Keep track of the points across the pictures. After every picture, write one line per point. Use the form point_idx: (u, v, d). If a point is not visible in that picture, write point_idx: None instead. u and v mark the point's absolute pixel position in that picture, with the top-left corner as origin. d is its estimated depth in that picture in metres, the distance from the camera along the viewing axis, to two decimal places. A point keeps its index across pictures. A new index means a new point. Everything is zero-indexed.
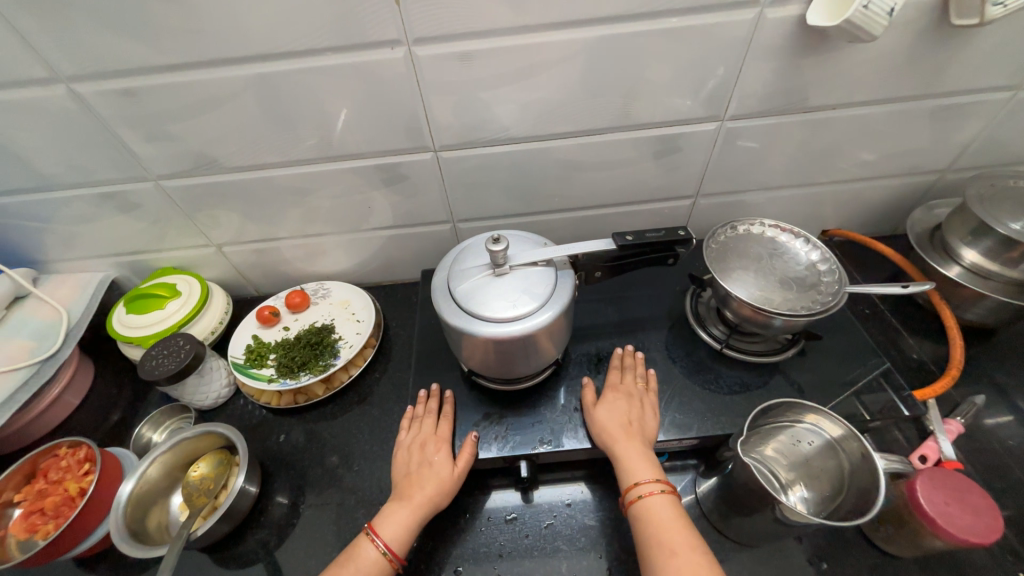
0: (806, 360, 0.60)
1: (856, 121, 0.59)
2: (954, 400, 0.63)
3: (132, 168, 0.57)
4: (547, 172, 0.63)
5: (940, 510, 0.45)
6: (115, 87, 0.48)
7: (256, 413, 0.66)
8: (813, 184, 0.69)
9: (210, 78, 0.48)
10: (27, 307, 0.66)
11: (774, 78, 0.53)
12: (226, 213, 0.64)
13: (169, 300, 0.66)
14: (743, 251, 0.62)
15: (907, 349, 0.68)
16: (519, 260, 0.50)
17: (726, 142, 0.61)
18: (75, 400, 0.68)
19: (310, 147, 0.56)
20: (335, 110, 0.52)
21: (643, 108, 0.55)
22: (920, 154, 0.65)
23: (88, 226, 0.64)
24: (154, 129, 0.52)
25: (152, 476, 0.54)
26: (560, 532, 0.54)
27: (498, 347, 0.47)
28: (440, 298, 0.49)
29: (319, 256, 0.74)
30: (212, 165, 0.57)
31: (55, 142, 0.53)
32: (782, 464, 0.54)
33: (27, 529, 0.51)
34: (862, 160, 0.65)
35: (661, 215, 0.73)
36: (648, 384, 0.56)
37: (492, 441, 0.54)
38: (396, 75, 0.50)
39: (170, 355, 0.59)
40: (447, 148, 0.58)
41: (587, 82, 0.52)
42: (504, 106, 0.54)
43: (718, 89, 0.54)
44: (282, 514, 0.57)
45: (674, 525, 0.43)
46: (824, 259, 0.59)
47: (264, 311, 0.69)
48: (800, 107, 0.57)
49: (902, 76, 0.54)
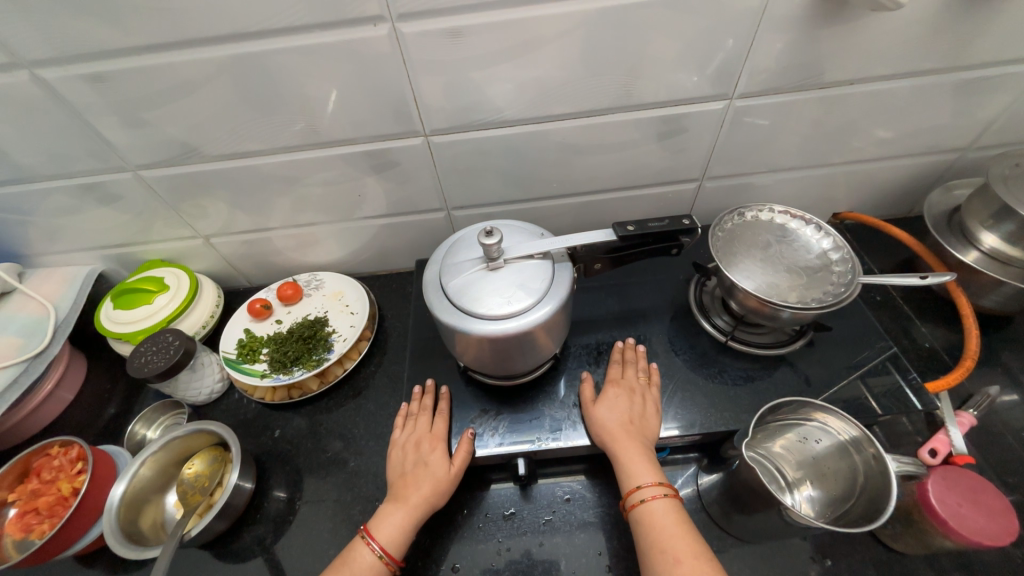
0: (814, 352, 0.58)
1: (875, 97, 0.55)
2: (966, 391, 0.61)
3: (110, 158, 0.54)
4: (545, 156, 0.60)
5: (954, 512, 0.46)
6: (83, 71, 0.45)
7: (250, 408, 0.65)
8: (825, 166, 0.65)
9: (183, 60, 0.45)
10: (13, 303, 0.65)
11: (789, 52, 0.49)
12: (212, 203, 0.62)
13: (157, 295, 0.65)
14: (751, 239, 0.59)
15: (919, 338, 0.66)
16: (514, 253, 0.47)
17: (736, 122, 0.57)
18: (69, 396, 0.67)
19: (295, 133, 0.53)
20: (320, 93, 0.49)
21: (646, 86, 0.52)
22: (942, 132, 0.61)
23: (69, 219, 0.62)
24: (128, 116, 0.50)
25: (145, 475, 0.54)
26: (559, 528, 0.53)
27: (493, 345, 0.45)
28: (432, 294, 0.47)
29: (311, 246, 0.72)
30: (192, 155, 0.55)
31: (25, 132, 0.50)
32: (790, 462, 0.53)
33: (22, 529, 0.52)
34: (879, 138, 0.61)
35: (665, 200, 0.70)
36: (650, 379, 0.55)
37: (490, 435, 0.53)
38: (381, 54, 0.46)
39: (160, 352, 0.57)
40: (439, 131, 0.55)
41: (587, 58, 0.48)
42: (498, 86, 0.50)
43: (728, 65, 0.50)
44: (279, 511, 0.56)
45: (676, 530, 0.42)
46: (837, 247, 0.56)
47: (256, 305, 0.68)
48: (816, 83, 0.53)
49: (928, 48, 0.50)
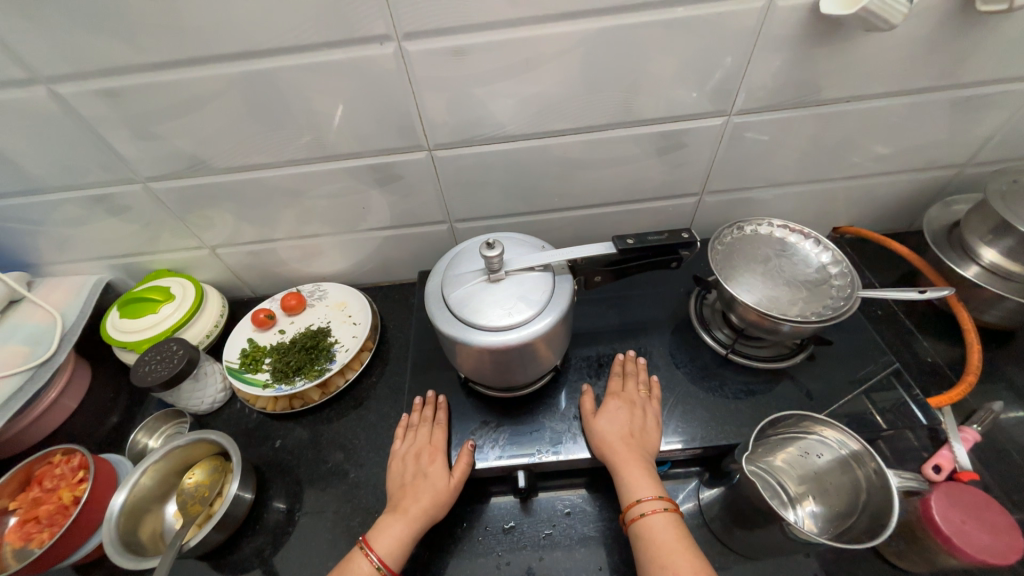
0: (815, 366, 0.58)
1: (872, 114, 0.56)
2: (970, 406, 0.61)
3: (120, 170, 0.55)
4: (546, 170, 0.61)
5: (957, 529, 0.45)
6: (98, 86, 0.47)
7: (252, 417, 0.65)
8: (824, 180, 0.66)
9: (194, 76, 0.46)
10: (22, 312, 0.66)
11: (785, 69, 0.50)
12: (219, 214, 0.63)
13: (162, 304, 0.66)
14: (751, 253, 0.59)
15: (921, 352, 0.66)
16: (515, 266, 0.48)
17: (735, 137, 0.58)
18: (72, 403, 0.68)
19: (302, 147, 0.55)
20: (328, 109, 0.51)
21: (646, 103, 0.53)
22: (939, 147, 0.62)
23: (79, 229, 0.63)
24: (141, 130, 0.51)
25: (145, 484, 0.54)
26: (559, 543, 0.53)
27: (494, 356, 0.45)
28: (434, 306, 0.48)
29: (315, 257, 0.73)
30: (201, 167, 0.56)
31: (41, 146, 0.52)
32: (793, 476, 0.53)
33: (22, 538, 0.52)
34: (876, 154, 0.62)
35: (665, 214, 0.71)
36: (650, 392, 0.55)
37: (490, 447, 0.53)
38: (387, 70, 0.47)
39: (164, 360, 0.58)
40: (443, 146, 0.56)
41: (587, 75, 0.49)
42: (502, 101, 0.52)
43: (726, 83, 0.51)
44: (278, 522, 0.56)
45: (676, 545, 0.42)
46: (836, 261, 0.57)
47: (260, 315, 0.68)
48: (813, 101, 0.54)
49: (923, 65, 0.51)
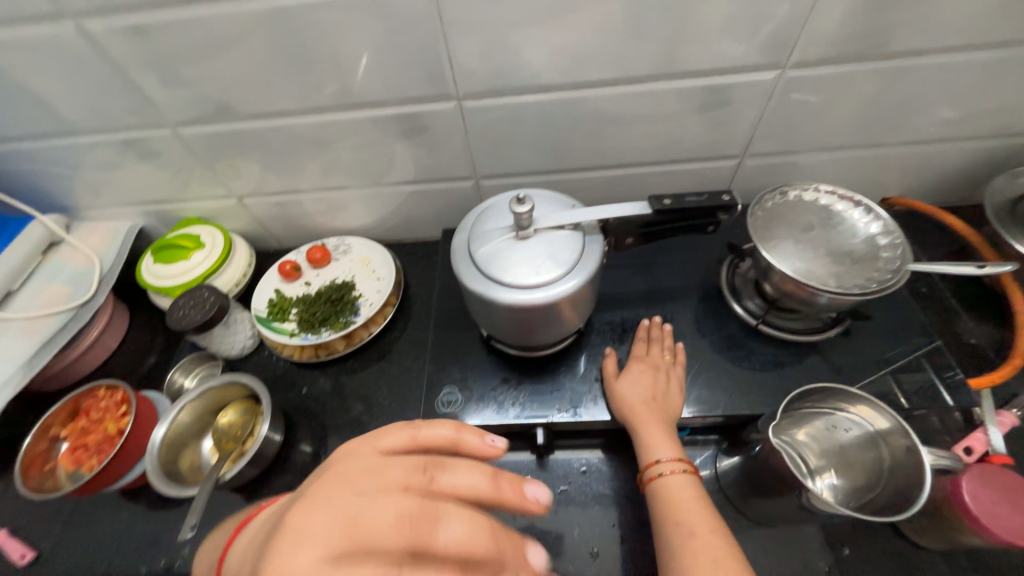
0: (849, 340, 0.56)
1: (944, 71, 0.51)
2: (1010, 391, 0.58)
3: (148, 114, 0.55)
4: (579, 125, 0.58)
5: (987, 511, 0.44)
6: (124, 23, 0.45)
7: (280, 364, 0.68)
8: (879, 145, 0.61)
9: (220, 14, 0.45)
10: (62, 253, 0.68)
11: (852, 17, 0.46)
12: (246, 163, 0.63)
13: (193, 251, 0.67)
14: (792, 220, 0.56)
15: (963, 333, 0.63)
16: (545, 224, 0.46)
17: (786, 93, 0.54)
18: (114, 343, 0.71)
19: (328, 94, 0.53)
20: (354, 54, 0.49)
21: (693, 52, 0.49)
22: (1016, 111, 0.56)
23: (112, 174, 0.64)
24: (168, 72, 0.50)
25: (184, 421, 0.57)
26: (573, 498, 0.54)
27: (519, 314, 0.45)
28: (461, 261, 0.47)
29: (339, 210, 0.72)
30: (228, 113, 0.55)
31: (72, 86, 0.52)
32: (814, 450, 0.51)
33: (75, 462, 0.57)
34: (941, 118, 0.57)
35: (701, 177, 0.67)
36: (675, 358, 0.54)
37: (510, 404, 0.54)
38: (417, 10, 0.45)
39: (197, 306, 0.59)
40: (472, 96, 0.54)
41: (629, 19, 0.46)
42: (536, 49, 0.48)
43: (783, 31, 0.47)
44: (305, 463, 0.59)
45: (692, 504, 0.42)
46: (885, 232, 0.53)
47: (287, 266, 0.69)
48: (879, 54, 0.49)
49: (1014, 14, 0.45)
